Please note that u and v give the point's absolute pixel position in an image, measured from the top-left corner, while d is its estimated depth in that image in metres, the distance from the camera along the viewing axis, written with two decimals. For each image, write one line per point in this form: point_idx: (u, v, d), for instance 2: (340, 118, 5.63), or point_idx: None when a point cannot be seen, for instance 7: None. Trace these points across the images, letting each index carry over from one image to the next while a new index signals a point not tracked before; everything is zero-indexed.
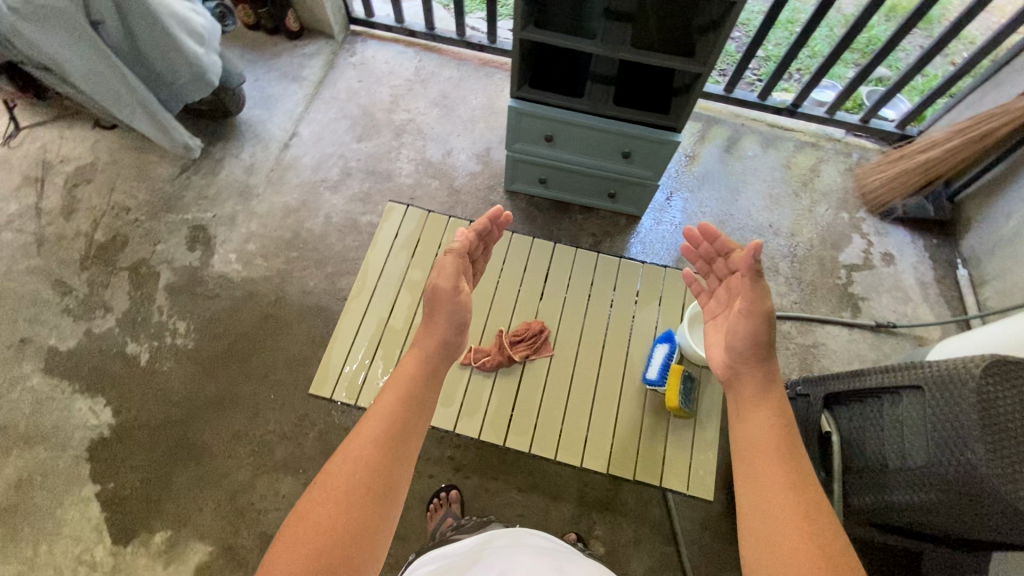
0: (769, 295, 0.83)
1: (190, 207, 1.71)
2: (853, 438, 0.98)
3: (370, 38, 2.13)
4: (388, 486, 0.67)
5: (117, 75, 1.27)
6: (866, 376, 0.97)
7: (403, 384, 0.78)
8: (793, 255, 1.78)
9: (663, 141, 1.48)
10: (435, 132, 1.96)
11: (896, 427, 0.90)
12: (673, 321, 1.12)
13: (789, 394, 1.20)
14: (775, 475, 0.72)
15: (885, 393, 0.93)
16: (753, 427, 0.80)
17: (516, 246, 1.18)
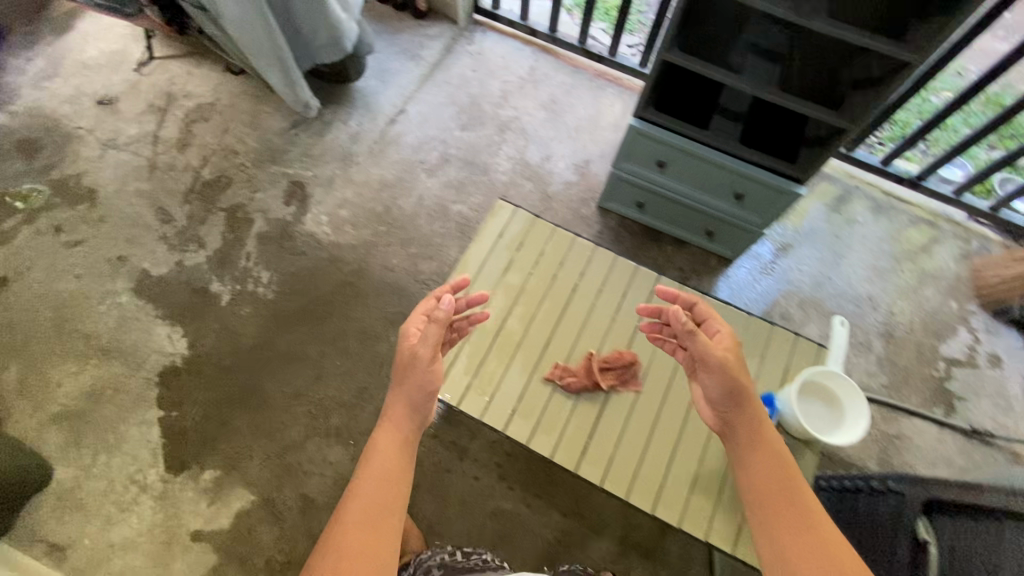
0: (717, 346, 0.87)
1: (293, 163, 1.75)
2: (955, 555, 0.90)
3: (491, 30, 2.13)
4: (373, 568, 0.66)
5: (262, 23, 1.29)
6: (982, 491, 0.90)
7: (378, 459, 0.77)
8: (889, 335, 1.67)
9: (783, 191, 1.41)
10: (539, 135, 1.94)
11: (1018, 555, 0.81)
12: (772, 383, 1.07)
13: (878, 487, 1.11)
14: (801, 534, 0.71)
15: (1011, 516, 0.84)
16: (766, 479, 0.79)
17: (617, 270, 1.15)
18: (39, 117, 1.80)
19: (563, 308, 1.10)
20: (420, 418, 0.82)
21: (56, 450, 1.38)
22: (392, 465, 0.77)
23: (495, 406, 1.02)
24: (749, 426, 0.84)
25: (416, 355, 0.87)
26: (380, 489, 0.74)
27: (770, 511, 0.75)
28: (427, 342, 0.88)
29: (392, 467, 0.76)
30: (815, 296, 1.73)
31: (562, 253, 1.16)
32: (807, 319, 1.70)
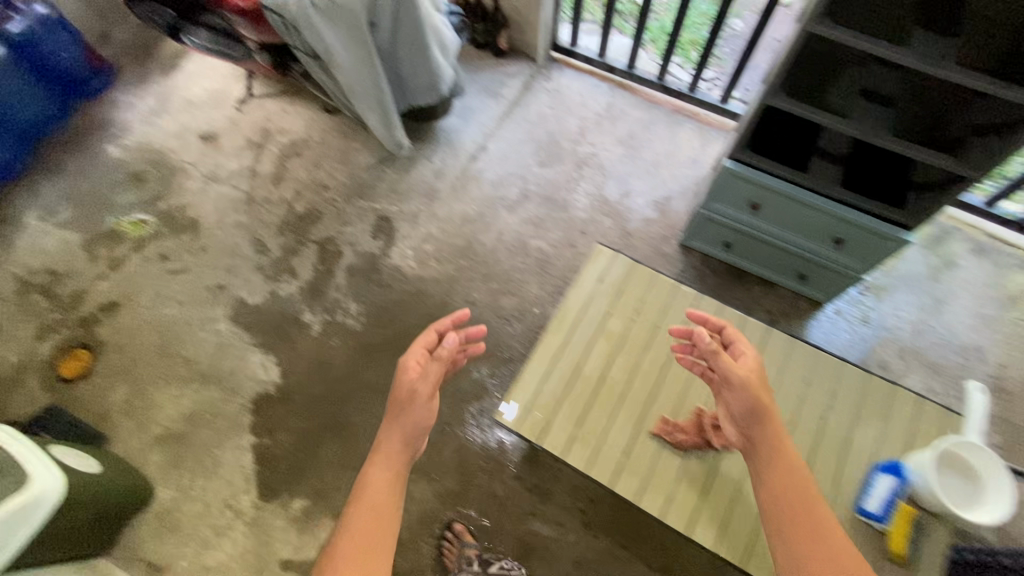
0: (742, 366, 0.86)
1: (380, 198, 1.82)
2: None
3: (568, 67, 2.17)
4: None
5: (372, 72, 1.35)
6: None
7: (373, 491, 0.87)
8: (997, 390, 1.57)
9: (889, 239, 1.35)
10: (617, 171, 1.94)
11: None
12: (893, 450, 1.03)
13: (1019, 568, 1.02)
14: (821, 556, 0.72)
15: None
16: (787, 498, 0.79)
17: (723, 320, 1.12)
18: (148, 151, 1.93)
19: (669, 358, 1.08)
20: (412, 454, 0.91)
21: (157, 471, 1.45)
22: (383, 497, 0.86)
23: (602, 458, 1.00)
24: (771, 445, 0.84)
25: (416, 391, 0.95)
26: (376, 516, 0.84)
27: (790, 531, 0.76)
28: (427, 379, 0.96)
29: (385, 498, 0.86)
30: (913, 344, 1.64)
31: (666, 300, 1.14)
32: (905, 370, 1.61)
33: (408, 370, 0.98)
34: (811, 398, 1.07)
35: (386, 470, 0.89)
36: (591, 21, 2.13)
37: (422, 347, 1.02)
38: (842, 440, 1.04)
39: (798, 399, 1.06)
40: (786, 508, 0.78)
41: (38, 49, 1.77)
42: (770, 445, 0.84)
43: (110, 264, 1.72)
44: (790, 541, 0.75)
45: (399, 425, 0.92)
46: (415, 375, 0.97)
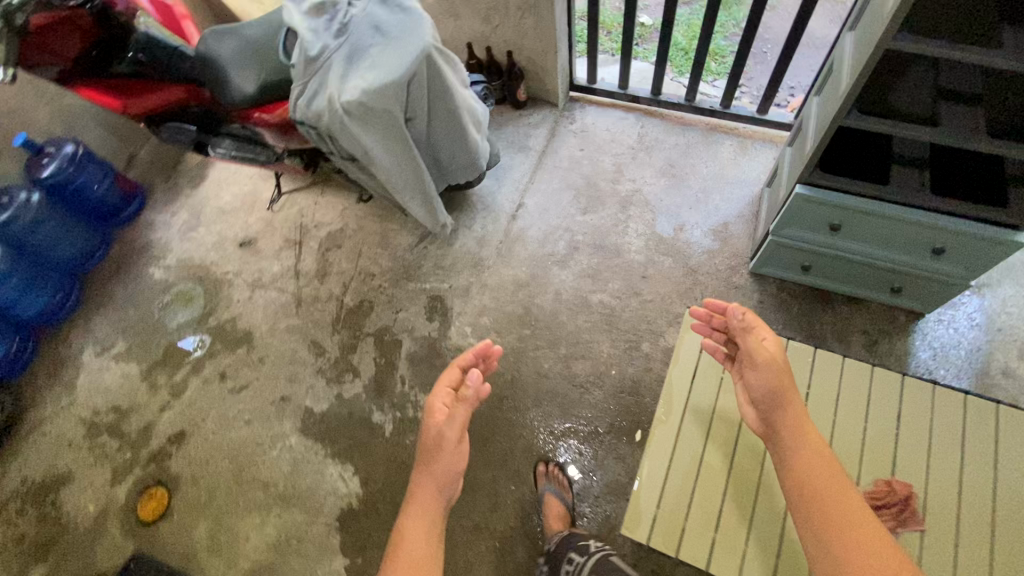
0: (765, 343, 0.91)
1: (428, 277, 1.76)
2: None
3: (588, 104, 2.11)
4: None
5: (411, 164, 1.30)
6: None
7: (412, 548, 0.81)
8: None
9: (1000, 243, 1.22)
10: (664, 205, 1.85)
11: None
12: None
13: None
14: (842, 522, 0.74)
15: None
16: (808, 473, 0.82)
17: (847, 375, 1.01)
18: (190, 267, 1.92)
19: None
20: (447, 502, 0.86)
21: None
22: (423, 550, 0.81)
23: (752, 562, 0.93)
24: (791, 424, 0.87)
25: (444, 436, 0.90)
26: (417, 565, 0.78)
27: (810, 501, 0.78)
28: (455, 422, 0.92)
29: (423, 548, 0.81)
30: None
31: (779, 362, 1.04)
32: None
33: (435, 414, 0.94)
34: (975, 453, 0.93)
35: (419, 516, 0.84)
36: (609, 54, 2.20)
37: (447, 387, 0.98)
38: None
39: (960, 458, 0.93)
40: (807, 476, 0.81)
41: (74, 186, 1.78)
42: (791, 421, 0.88)
43: (171, 392, 1.69)
44: (811, 506, 0.78)
45: (433, 472, 0.88)
46: (442, 418, 0.94)
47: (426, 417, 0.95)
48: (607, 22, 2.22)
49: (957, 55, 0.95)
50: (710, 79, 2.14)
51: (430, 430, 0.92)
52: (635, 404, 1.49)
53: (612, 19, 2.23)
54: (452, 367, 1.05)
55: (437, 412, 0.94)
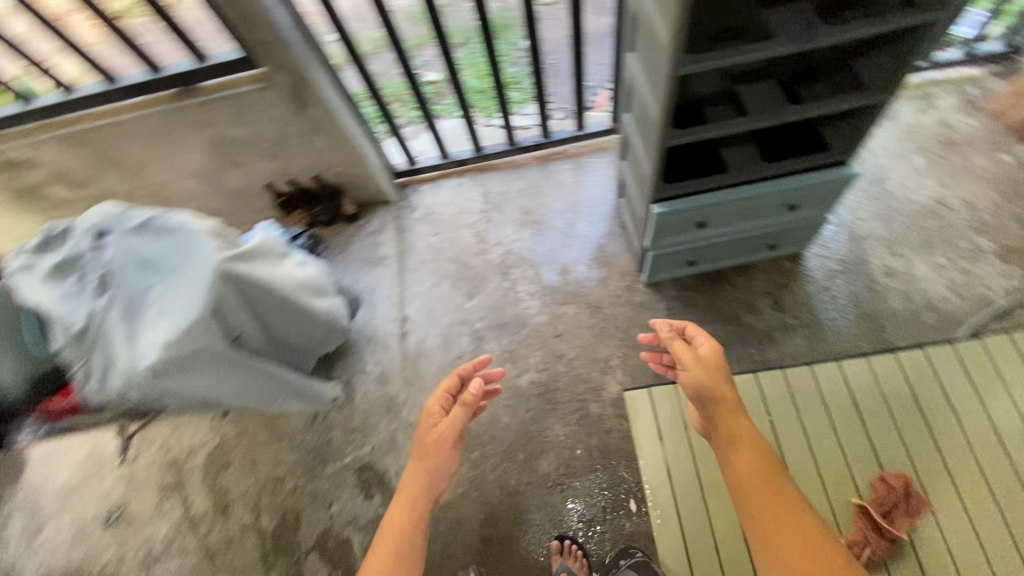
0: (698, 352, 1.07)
1: (344, 449, 1.53)
2: None
3: (421, 184, 2.01)
4: None
5: (263, 374, 1.10)
6: None
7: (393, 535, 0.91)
8: (985, 227, 1.59)
9: (837, 181, 1.29)
10: (540, 254, 1.79)
11: None
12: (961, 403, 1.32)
13: None
14: (774, 513, 0.90)
15: None
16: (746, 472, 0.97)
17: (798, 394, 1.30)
18: None
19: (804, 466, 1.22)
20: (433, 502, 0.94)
21: None
22: (404, 542, 0.90)
23: None
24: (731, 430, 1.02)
25: (440, 435, 1.00)
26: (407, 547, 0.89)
27: (750, 496, 0.94)
28: (451, 427, 1.00)
29: (403, 537, 0.91)
30: (896, 232, 1.62)
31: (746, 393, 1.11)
32: (911, 259, 1.58)
33: (434, 416, 1.05)
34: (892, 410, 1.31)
35: (410, 505, 0.93)
36: (408, 121, 2.01)
37: (444, 394, 1.09)
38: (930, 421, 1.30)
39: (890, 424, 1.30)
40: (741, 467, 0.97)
41: None
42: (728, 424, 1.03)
43: None
44: (747, 494, 0.95)
45: (422, 463, 0.98)
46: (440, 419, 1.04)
47: (430, 421, 1.04)
48: (396, 94, 1.90)
49: (736, 57, 0.96)
50: (518, 111, 2.11)
51: (422, 424, 1.04)
52: (614, 475, 1.42)
53: (390, 80, 1.89)
54: (452, 375, 1.14)
55: (433, 414, 1.06)
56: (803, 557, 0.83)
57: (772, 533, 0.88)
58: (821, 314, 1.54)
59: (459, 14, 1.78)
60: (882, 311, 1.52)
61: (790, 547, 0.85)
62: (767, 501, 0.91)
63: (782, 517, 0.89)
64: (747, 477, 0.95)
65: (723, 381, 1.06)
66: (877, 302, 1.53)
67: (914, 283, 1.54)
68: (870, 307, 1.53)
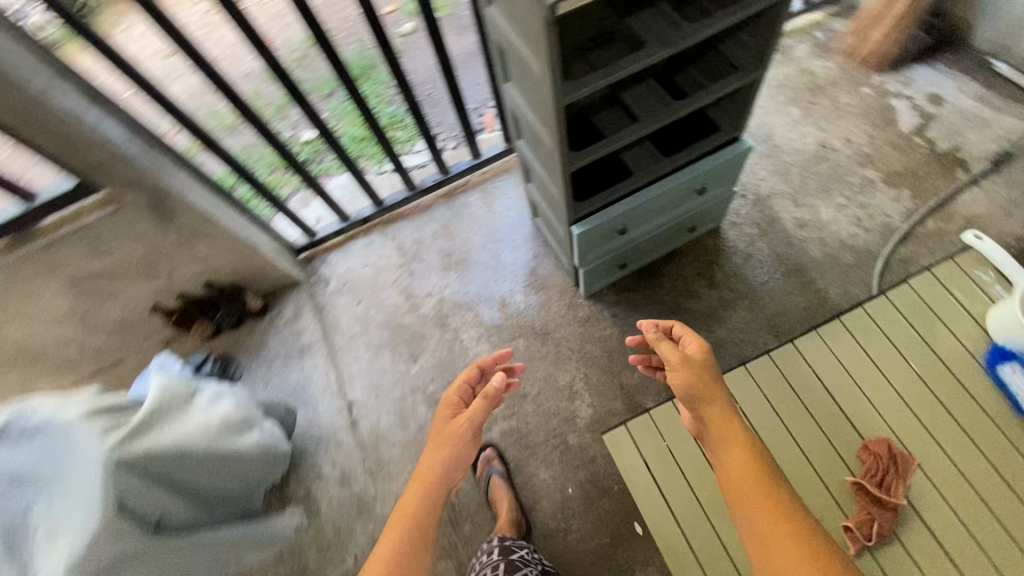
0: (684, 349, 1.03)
1: (325, 569, 1.39)
2: None
3: (327, 253, 1.86)
4: None
5: (200, 547, 0.95)
6: None
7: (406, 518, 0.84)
8: (868, 158, 1.69)
9: (735, 157, 1.32)
10: (472, 295, 1.71)
11: None
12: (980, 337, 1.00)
13: None
14: (766, 515, 0.85)
15: None
16: (737, 471, 0.92)
17: (770, 375, 1.04)
18: None
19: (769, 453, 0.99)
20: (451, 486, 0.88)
21: None
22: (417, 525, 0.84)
23: None
24: (720, 429, 0.98)
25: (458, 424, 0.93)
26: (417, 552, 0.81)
27: (740, 499, 0.89)
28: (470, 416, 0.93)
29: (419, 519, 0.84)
30: (795, 184, 1.70)
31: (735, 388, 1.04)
32: (815, 205, 1.65)
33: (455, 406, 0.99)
34: (891, 371, 1.02)
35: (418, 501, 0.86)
36: (292, 190, 1.87)
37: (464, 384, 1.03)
38: (943, 375, 1.00)
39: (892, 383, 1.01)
40: (736, 469, 0.91)
41: None
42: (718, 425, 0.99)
43: None
44: (736, 494, 0.90)
45: (441, 446, 0.91)
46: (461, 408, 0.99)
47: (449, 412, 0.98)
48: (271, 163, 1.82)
49: (614, 74, 0.94)
50: (408, 152, 2.03)
51: (439, 413, 0.99)
52: (611, 502, 1.37)
53: (251, 154, 1.74)
54: (473, 366, 1.08)
55: (451, 403, 1.00)
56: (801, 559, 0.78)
57: (763, 535, 0.84)
58: (755, 280, 1.57)
59: (316, 67, 1.84)
60: (806, 262, 1.57)
61: (787, 544, 0.81)
62: (757, 500, 0.87)
63: (781, 518, 0.84)
64: (738, 476, 0.90)
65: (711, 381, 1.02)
66: (799, 255, 1.59)
67: (825, 228, 1.61)
68: (794, 261, 1.58)
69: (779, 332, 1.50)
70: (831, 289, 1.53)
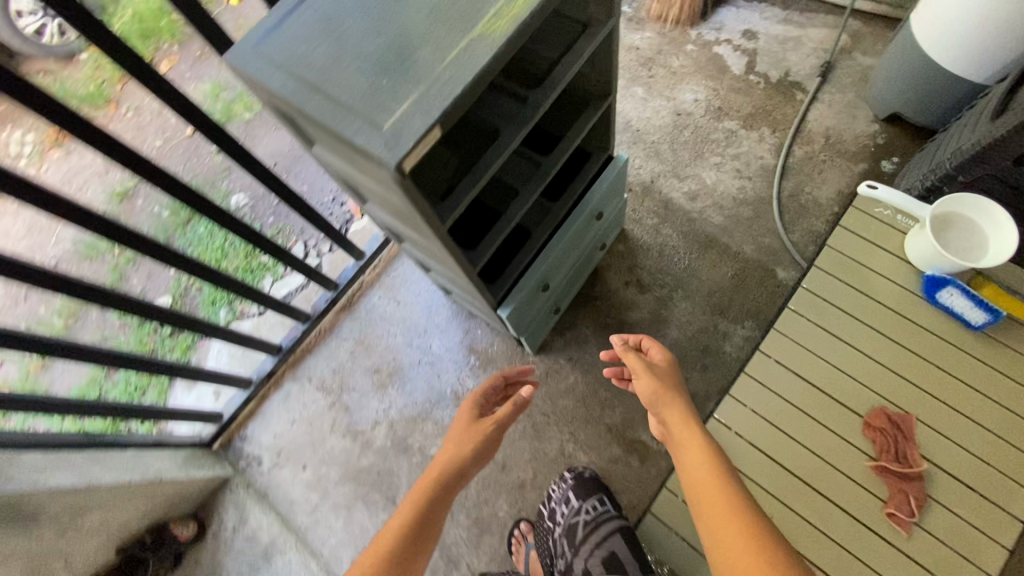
0: (648, 355, 1.03)
1: None
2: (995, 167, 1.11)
3: (244, 428, 1.62)
4: (426, 524, 0.90)
5: None
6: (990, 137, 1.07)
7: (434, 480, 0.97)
8: (719, 110, 1.74)
9: (615, 175, 1.30)
10: (421, 403, 1.57)
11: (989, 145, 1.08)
12: (915, 269, 0.99)
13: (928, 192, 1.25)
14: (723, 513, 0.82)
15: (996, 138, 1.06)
16: (698, 471, 0.90)
17: (750, 390, 0.97)
18: None
19: (783, 473, 0.91)
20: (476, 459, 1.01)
21: None
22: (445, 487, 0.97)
23: None
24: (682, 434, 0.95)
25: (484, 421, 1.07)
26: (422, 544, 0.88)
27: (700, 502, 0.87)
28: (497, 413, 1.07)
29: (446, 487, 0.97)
30: (672, 160, 1.71)
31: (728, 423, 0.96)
32: (698, 173, 1.67)
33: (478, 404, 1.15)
34: (857, 338, 0.97)
35: (436, 484, 0.96)
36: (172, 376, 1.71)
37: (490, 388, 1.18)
38: (904, 322, 0.97)
39: (863, 350, 0.97)
40: (694, 473, 0.89)
41: None
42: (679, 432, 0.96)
43: None
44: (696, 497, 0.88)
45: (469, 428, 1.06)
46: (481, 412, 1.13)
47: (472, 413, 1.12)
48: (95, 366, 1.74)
49: (484, 177, 0.84)
50: (280, 279, 1.82)
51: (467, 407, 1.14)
52: None
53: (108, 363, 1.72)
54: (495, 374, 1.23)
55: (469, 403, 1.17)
56: (750, 551, 0.76)
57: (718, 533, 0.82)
58: (680, 269, 1.56)
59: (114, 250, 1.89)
60: (713, 231, 1.59)
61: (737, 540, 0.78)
62: (712, 497, 0.85)
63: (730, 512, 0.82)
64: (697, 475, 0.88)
65: (671, 391, 1.01)
66: (705, 227, 1.60)
67: (715, 192, 1.64)
68: (704, 235, 1.59)
69: (722, 310, 1.49)
70: (745, 246, 1.56)
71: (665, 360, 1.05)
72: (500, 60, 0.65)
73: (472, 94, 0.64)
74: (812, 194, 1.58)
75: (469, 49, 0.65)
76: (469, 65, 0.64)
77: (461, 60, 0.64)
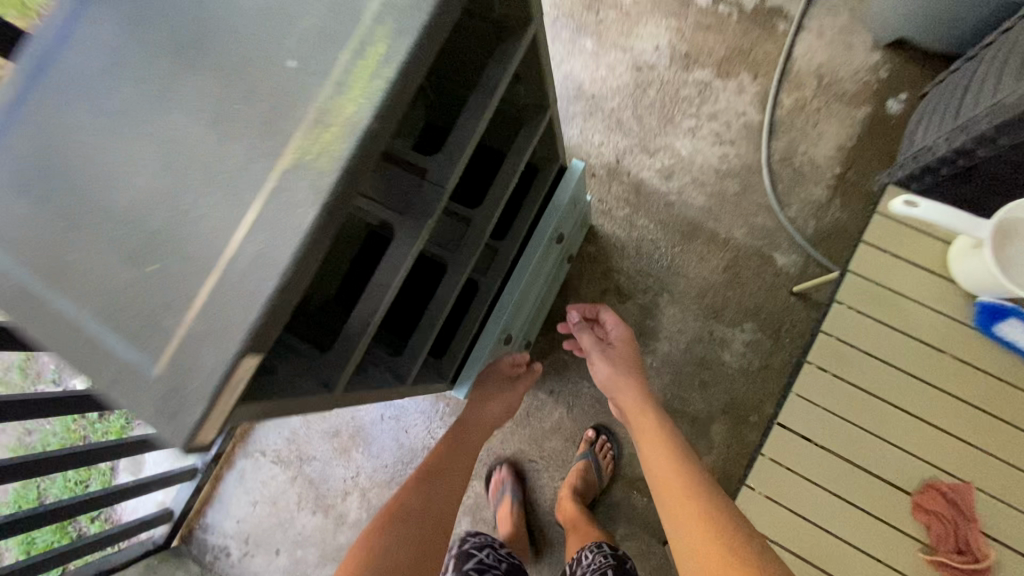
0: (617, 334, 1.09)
1: None
2: None
3: (201, 519, 1.44)
4: (437, 506, 0.91)
5: None
6: None
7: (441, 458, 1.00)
8: (688, 57, 1.41)
9: (567, 191, 1.06)
10: (393, 463, 1.39)
11: None
12: (963, 294, 0.78)
13: (958, 159, 1.00)
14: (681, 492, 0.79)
15: None
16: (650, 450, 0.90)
17: (772, 475, 0.78)
18: None
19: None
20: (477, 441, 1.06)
21: None
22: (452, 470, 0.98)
23: None
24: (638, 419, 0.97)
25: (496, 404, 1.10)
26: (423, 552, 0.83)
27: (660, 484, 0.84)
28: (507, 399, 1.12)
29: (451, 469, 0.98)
30: (638, 131, 1.40)
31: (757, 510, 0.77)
32: (671, 144, 1.38)
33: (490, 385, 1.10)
34: (898, 392, 0.77)
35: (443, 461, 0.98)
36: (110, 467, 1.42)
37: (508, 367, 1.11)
38: (955, 365, 0.77)
39: (905, 408, 0.77)
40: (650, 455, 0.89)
41: None
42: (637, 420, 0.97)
43: None
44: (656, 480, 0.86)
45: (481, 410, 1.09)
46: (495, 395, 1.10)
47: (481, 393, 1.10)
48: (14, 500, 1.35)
49: (378, 306, 0.58)
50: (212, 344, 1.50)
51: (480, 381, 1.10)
52: None
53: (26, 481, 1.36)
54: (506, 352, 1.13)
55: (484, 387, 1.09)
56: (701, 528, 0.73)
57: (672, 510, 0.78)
58: (663, 269, 1.32)
59: None
60: (696, 215, 1.34)
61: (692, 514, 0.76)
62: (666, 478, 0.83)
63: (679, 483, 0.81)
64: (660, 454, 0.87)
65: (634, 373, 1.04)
66: (687, 212, 1.34)
67: (694, 166, 1.36)
68: (687, 222, 1.34)
69: (717, 313, 1.28)
70: (736, 229, 1.31)
71: (623, 335, 1.10)
72: (342, 206, 0.38)
73: (303, 273, 0.37)
74: (808, 154, 1.32)
75: (282, 195, 0.37)
76: (291, 227, 0.36)
77: (274, 219, 0.37)
